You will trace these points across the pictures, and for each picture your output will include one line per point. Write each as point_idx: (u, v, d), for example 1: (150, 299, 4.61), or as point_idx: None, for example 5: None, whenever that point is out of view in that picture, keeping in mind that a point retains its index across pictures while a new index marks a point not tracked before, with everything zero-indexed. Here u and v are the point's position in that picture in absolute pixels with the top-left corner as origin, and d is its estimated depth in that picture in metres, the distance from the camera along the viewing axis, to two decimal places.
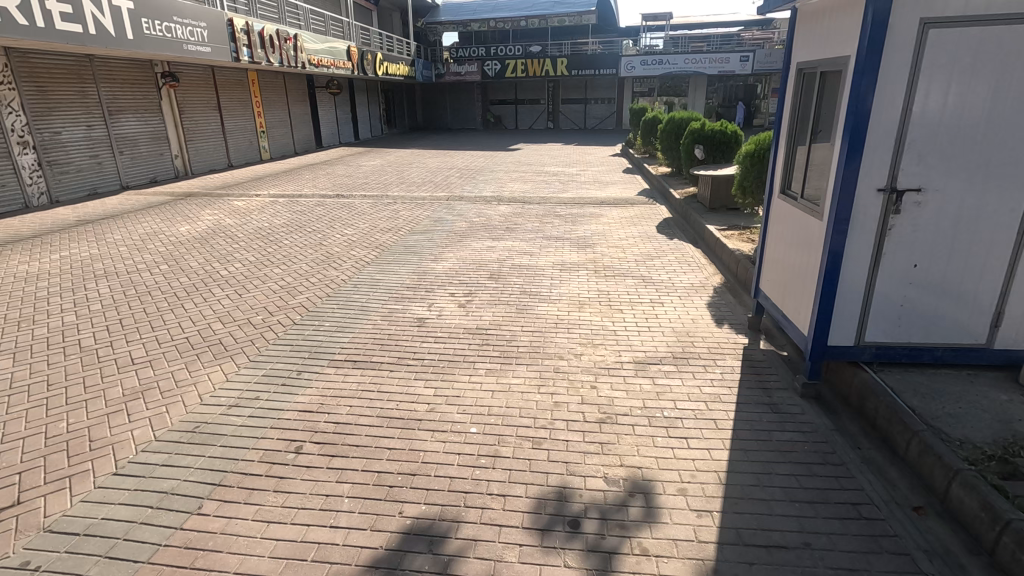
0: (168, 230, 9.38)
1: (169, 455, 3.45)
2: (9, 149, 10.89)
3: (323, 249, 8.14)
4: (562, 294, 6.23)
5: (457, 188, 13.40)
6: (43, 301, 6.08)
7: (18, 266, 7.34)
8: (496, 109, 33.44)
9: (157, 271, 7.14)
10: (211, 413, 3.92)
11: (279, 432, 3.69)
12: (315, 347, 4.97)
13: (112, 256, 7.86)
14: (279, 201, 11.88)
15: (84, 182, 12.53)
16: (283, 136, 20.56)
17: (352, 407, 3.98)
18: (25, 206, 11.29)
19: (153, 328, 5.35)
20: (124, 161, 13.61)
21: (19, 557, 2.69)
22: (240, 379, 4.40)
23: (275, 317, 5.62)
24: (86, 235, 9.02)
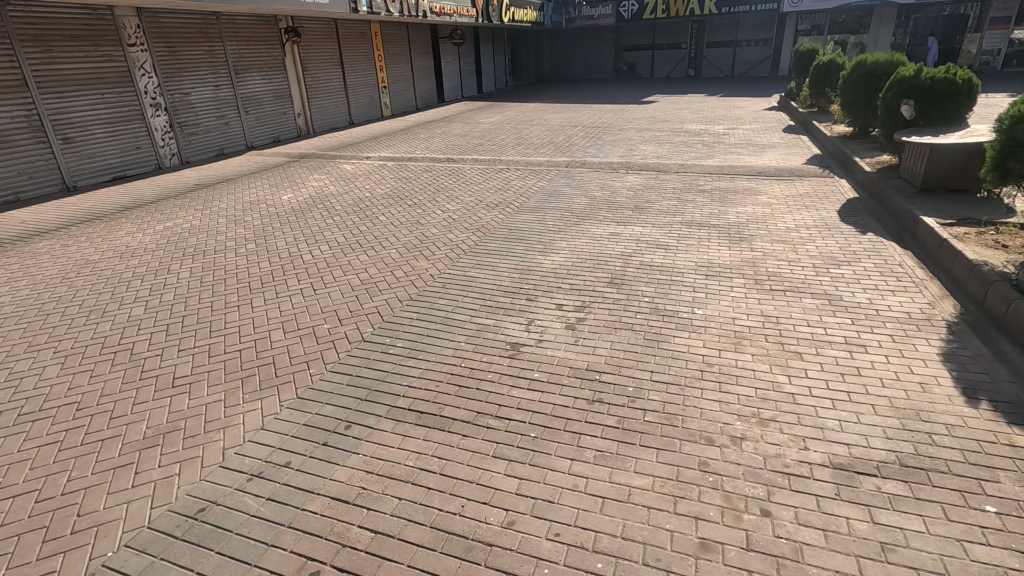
0: (272, 198, 8.95)
1: (151, 561, 2.59)
2: (143, 111, 11.20)
3: (418, 230, 7.09)
4: (708, 318, 4.54)
5: (580, 150, 11.69)
6: (125, 285, 5.72)
7: (123, 238, 7.21)
8: (630, 57, 30.37)
9: (242, 251, 6.55)
10: (225, 487, 3.01)
11: (295, 538, 2.68)
12: (378, 381, 3.89)
13: (209, 229, 7.50)
14: (387, 166, 11.11)
15: (212, 143, 12.77)
16: (405, 91, 19.94)
17: (400, 505, 2.84)
18: (159, 166, 11.69)
19: (210, 333, 4.64)
20: (250, 120, 13.70)
21: None
22: (275, 428, 3.45)
23: (341, 329, 4.62)
24: (196, 202, 8.86)
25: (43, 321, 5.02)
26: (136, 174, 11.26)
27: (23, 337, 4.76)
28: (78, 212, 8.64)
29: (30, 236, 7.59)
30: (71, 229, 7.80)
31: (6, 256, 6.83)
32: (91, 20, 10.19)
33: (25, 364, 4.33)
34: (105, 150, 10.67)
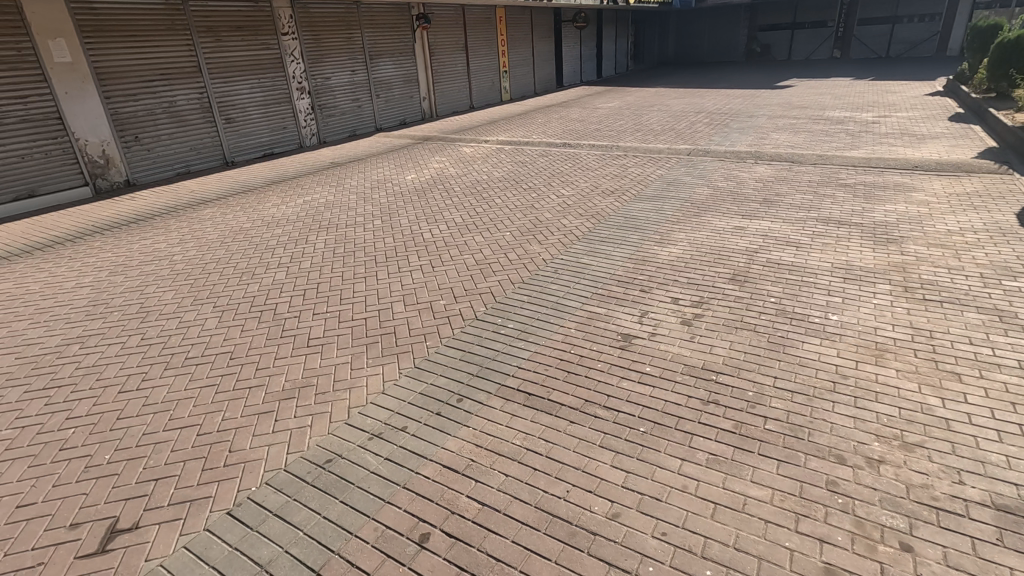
0: (397, 178, 9.49)
1: (286, 501, 2.89)
2: (290, 94, 12.34)
3: (532, 214, 7.15)
4: (845, 326, 4.13)
5: (703, 138, 11.08)
6: (271, 252, 6.38)
7: (270, 210, 8.05)
8: (766, 37, 28.13)
9: (369, 227, 7.02)
10: (349, 443, 3.27)
11: (409, 499, 2.86)
12: (489, 359, 4.01)
13: (342, 204, 8.13)
14: (504, 150, 11.30)
15: (346, 125, 13.78)
16: (524, 75, 20.08)
17: (506, 481, 2.92)
18: (300, 145, 12.83)
19: (339, 301, 5.04)
20: (380, 104, 14.57)
21: None
22: (393, 394, 3.68)
23: (455, 307, 4.80)
24: (331, 179, 9.62)
25: (206, 280, 5.75)
26: (282, 152, 12.45)
27: (190, 292, 5.49)
28: (235, 185, 9.75)
29: (198, 204, 8.70)
30: (229, 200, 8.82)
31: (179, 221, 7.89)
32: (253, 12, 11.38)
33: (191, 315, 4.99)
34: (258, 129, 11.90)
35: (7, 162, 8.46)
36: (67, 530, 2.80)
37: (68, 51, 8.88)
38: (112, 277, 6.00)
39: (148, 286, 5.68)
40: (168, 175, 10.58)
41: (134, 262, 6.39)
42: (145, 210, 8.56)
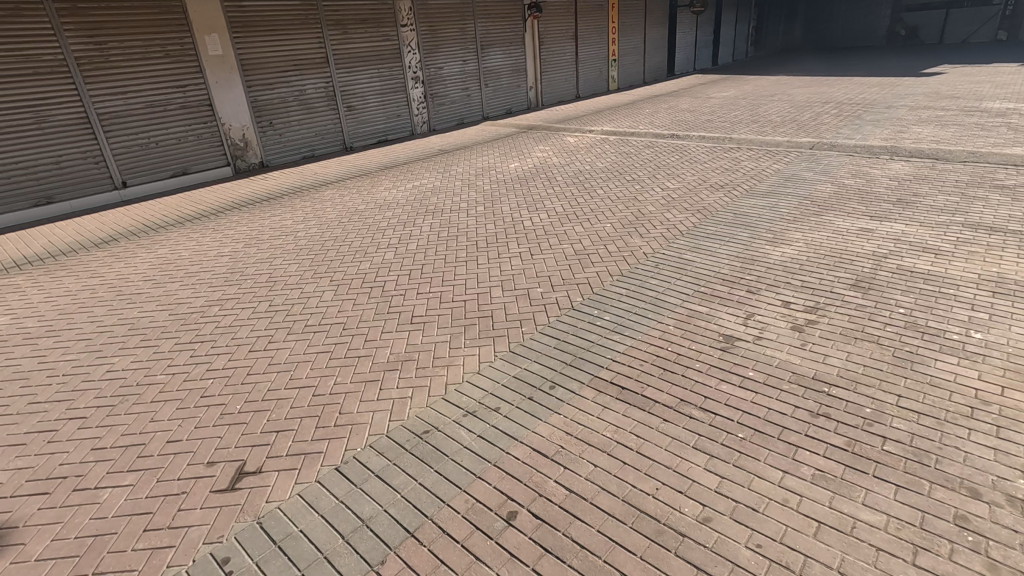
0: (501, 166, 9.68)
1: (387, 464, 3.12)
2: (405, 84, 12.96)
3: (634, 206, 6.99)
4: (989, 346, 3.65)
5: (830, 131, 10.18)
6: (382, 233, 6.80)
7: (383, 193, 8.55)
8: (913, 19, 25.29)
9: (472, 213, 7.24)
10: (446, 417, 3.44)
11: (498, 477, 2.96)
12: (583, 349, 4.01)
13: (448, 190, 8.44)
14: (609, 140, 11.11)
15: (455, 113, 14.24)
16: (634, 64, 19.56)
17: (594, 471, 2.93)
18: (412, 133, 13.45)
19: (442, 282, 5.27)
20: (488, 93, 14.88)
21: (226, 548, 2.68)
22: (489, 375, 3.81)
23: (552, 295, 4.84)
24: (439, 166, 10.01)
25: (324, 256, 6.25)
26: (395, 139, 13.13)
27: (310, 266, 6.00)
28: (352, 169, 10.44)
29: (320, 186, 9.45)
30: (346, 183, 9.48)
31: (304, 200, 8.62)
32: (377, 5, 12.08)
33: (310, 287, 5.47)
34: (375, 117, 12.64)
35: (168, 144, 9.69)
36: (205, 466, 3.21)
37: (220, 44, 9.96)
38: (247, 249, 6.70)
39: (276, 258, 6.29)
40: (296, 158, 11.55)
41: (265, 236, 7.08)
42: (275, 189, 9.43)
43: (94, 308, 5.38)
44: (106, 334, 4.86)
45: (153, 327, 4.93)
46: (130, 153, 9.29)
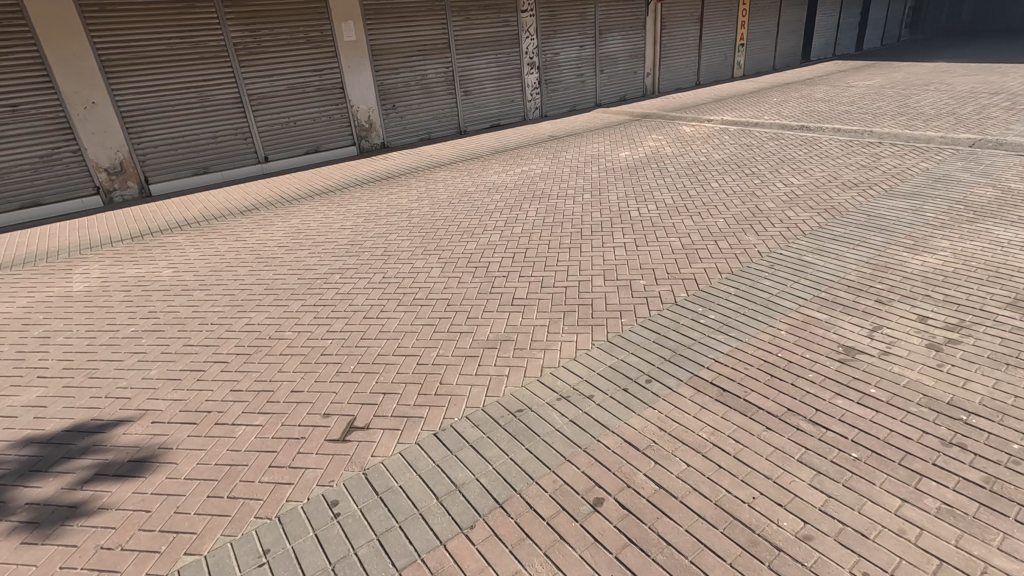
0: (611, 154, 9.53)
1: (481, 436, 3.26)
2: (521, 69, 13.10)
3: (752, 202, 6.59)
4: None
5: (997, 126, 8.88)
6: (488, 215, 7.00)
7: (492, 177, 8.77)
8: None
9: (579, 200, 7.22)
10: (540, 399, 3.52)
11: (587, 463, 2.99)
12: (683, 346, 3.90)
13: (555, 176, 8.48)
14: (729, 130, 10.51)
15: (568, 99, 14.19)
16: (764, 49, 18.24)
17: (687, 470, 2.86)
18: (524, 118, 13.59)
19: (543, 267, 5.34)
20: (604, 79, 14.65)
21: (335, 492, 2.96)
22: (584, 363, 3.83)
23: (655, 288, 4.72)
24: (548, 152, 10.06)
25: (434, 234, 6.56)
26: (507, 123, 13.35)
27: (421, 243, 6.33)
28: (464, 152, 10.80)
29: (434, 167, 9.88)
30: (458, 165, 9.84)
31: (418, 181, 9.07)
32: None
33: (420, 263, 5.78)
34: (489, 102, 12.93)
35: (304, 123, 10.61)
36: (322, 417, 3.55)
37: (354, 31, 10.68)
38: (366, 223, 7.21)
39: (391, 234, 6.71)
40: (413, 140, 12.14)
41: (382, 213, 7.57)
42: (394, 169, 10.01)
43: (237, 268, 6.09)
44: (246, 292, 5.49)
45: (284, 289, 5.49)
46: (272, 131, 10.29)
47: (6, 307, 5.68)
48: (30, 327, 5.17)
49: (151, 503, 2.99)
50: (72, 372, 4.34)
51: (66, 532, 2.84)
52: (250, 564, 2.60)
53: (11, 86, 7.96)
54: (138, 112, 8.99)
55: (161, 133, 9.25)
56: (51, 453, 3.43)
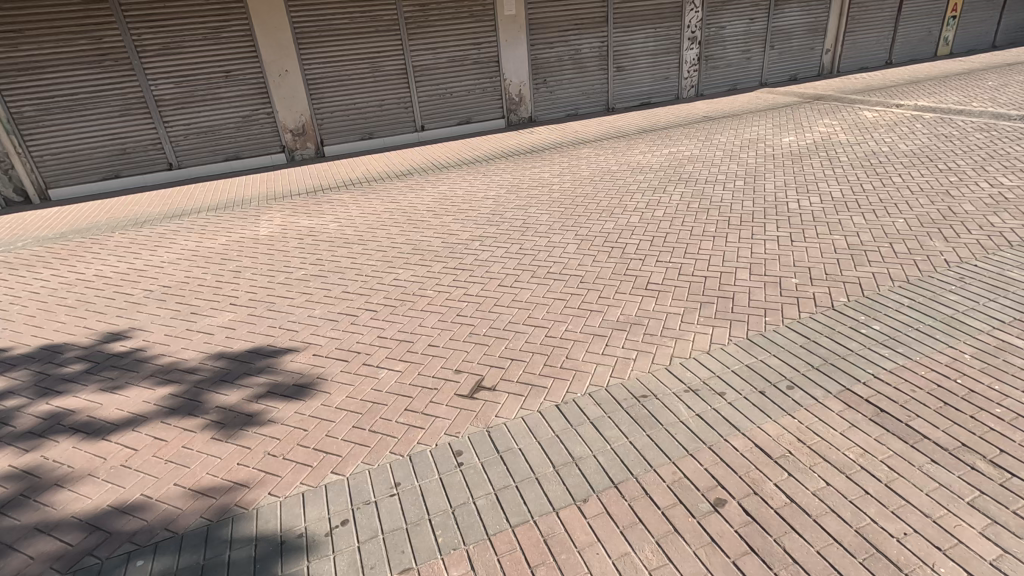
0: (772, 138, 8.76)
1: (602, 415, 3.26)
2: (681, 44, 12.43)
3: (943, 202, 5.69)
4: None
5: None
6: (630, 196, 6.84)
7: (637, 156, 8.53)
8: None
9: (730, 187, 6.76)
10: (666, 388, 3.42)
11: (711, 461, 2.86)
12: (837, 356, 3.52)
13: (706, 159, 8.01)
14: (923, 118, 9.08)
15: (729, 77, 13.23)
16: (981, 23, 15.43)
17: (826, 489, 2.62)
18: (678, 97, 12.95)
19: (684, 254, 5.11)
20: (773, 56, 13.46)
21: (460, 443, 3.17)
22: (719, 358, 3.63)
23: (809, 289, 4.30)
24: (700, 133, 9.52)
25: (573, 211, 6.57)
26: (659, 102, 12.81)
27: (559, 219, 6.38)
28: (611, 130, 10.60)
29: (578, 144, 9.84)
30: (603, 143, 9.69)
31: (562, 156, 9.11)
32: None
33: (556, 238, 5.84)
34: (643, 78, 12.49)
35: (459, 95, 11.10)
36: (453, 373, 3.79)
37: (515, 4, 10.84)
38: (508, 195, 7.42)
39: (530, 207, 6.85)
40: (561, 116, 12.14)
41: (524, 185, 7.74)
42: (538, 143, 10.13)
43: (390, 228, 6.64)
44: (396, 250, 5.98)
45: (429, 250, 5.89)
46: (430, 101, 10.91)
47: (212, 242, 6.80)
48: (227, 262, 6.13)
49: (307, 423, 3.44)
50: (254, 304, 5.09)
51: (243, 435, 3.38)
52: (384, 493, 2.89)
53: (227, 55, 9.35)
54: (321, 80, 10.04)
55: (337, 100, 10.26)
56: (236, 368, 4.08)
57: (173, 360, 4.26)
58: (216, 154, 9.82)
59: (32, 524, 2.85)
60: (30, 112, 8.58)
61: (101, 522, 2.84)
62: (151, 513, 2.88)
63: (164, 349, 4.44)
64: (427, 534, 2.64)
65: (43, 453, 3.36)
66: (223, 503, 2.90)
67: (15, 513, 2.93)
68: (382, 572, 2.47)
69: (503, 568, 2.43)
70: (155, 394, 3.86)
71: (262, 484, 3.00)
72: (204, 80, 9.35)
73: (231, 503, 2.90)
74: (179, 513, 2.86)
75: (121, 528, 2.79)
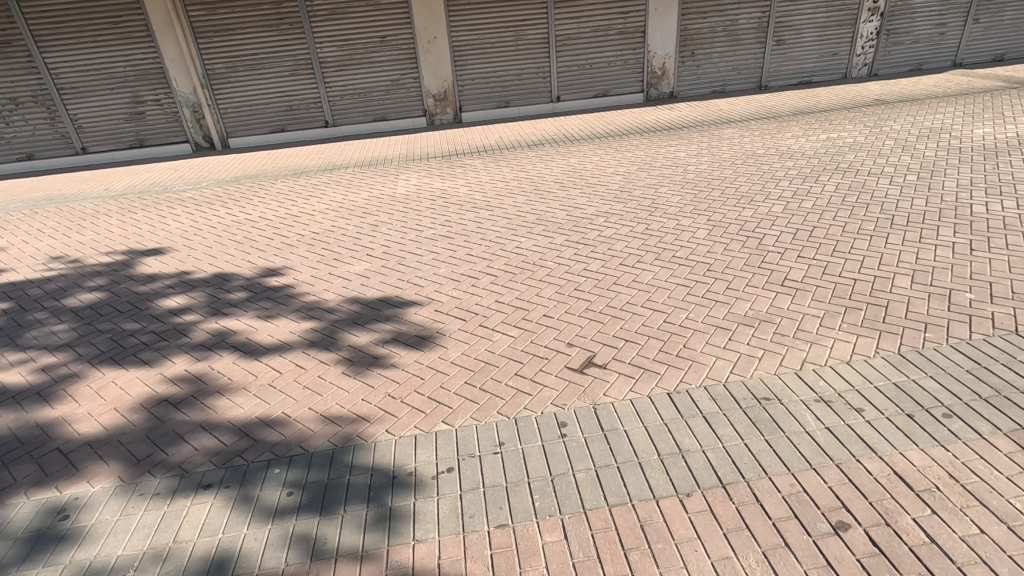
0: (960, 128, 7.53)
1: (718, 411, 3.10)
2: (857, 16, 11.01)
3: None
4: None
5: None
6: (774, 183, 6.29)
7: (788, 140, 7.79)
8: None
9: (898, 181, 5.94)
10: (793, 394, 3.16)
11: (837, 480, 2.61)
12: (1013, 389, 3.01)
13: (872, 147, 7.11)
14: None
15: (914, 56, 11.52)
16: None
17: (979, 537, 2.28)
18: (845, 76, 11.56)
19: (831, 252, 4.62)
20: (974, 31, 11.48)
21: (564, 414, 3.19)
22: (860, 370, 3.26)
23: (988, 308, 3.69)
24: (867, 118, 8.44)
25: (708, 194, 6.19)
26: (821, 81, 11.52)
27: (692, 201, 6.05)
28: (761, 109, 9.76)
29: (721, 123, 9.20)
30: (750, 123, 8.96)
31: (702, 135, 8.57)
32: None
33: (687, 221, 5.55)
34: (806, 54, 11.28)
35: (599, 66, 10.83)
36: (565, 345, 3.81)
37: None
38: (639, 172, 7.17)
39: (662, 187, 6.56)
40: (706, 92, 11.39)
41: (657, 164, 7.42)
42: (677, 120, 9.62)
43: (518, 196, 6.74)
44: (520, 219, 6.06)
45: (553, 222, 5.90)
46: (569, 72, 10.77)
47: (356, 196, 7.38)
48: (366, 216, 6.63)
49: (424, 373, 3.66)
50: (387, 257, 5.46)
51: (369, 375, 3.69)
52: (487, 449, 3.01)
53: (384, 21, 9.92)
54: (466, 48, 10.31)
55: (478, 68, 10.49)
56: (367, 313, 4.43)
57: (315, 299, 4.73)
58: (365, 115, 10.57)
59: (199, 422, 3.36)
60: (221, 69, 9.80)
61: (249, 430, 3.28)
62: (289, 430, 3.26)
63: (309, 289, 4.95)
64: (525, 496, 2.71)
65: (210, 363, 3.93)
66: (347, 432, 3.20)
67: (186, 410, 3.47)
68: (479, 523, 2.59)
69: (596, 544, 2.44)
70: (299, 327, 4.33)
71: (381, 422, 3.26)
72: (362, 45, 10.04)
73: (354, 433, 3.19)
74: (311, 435, 3.21)
75: (264, 438, 3.20)
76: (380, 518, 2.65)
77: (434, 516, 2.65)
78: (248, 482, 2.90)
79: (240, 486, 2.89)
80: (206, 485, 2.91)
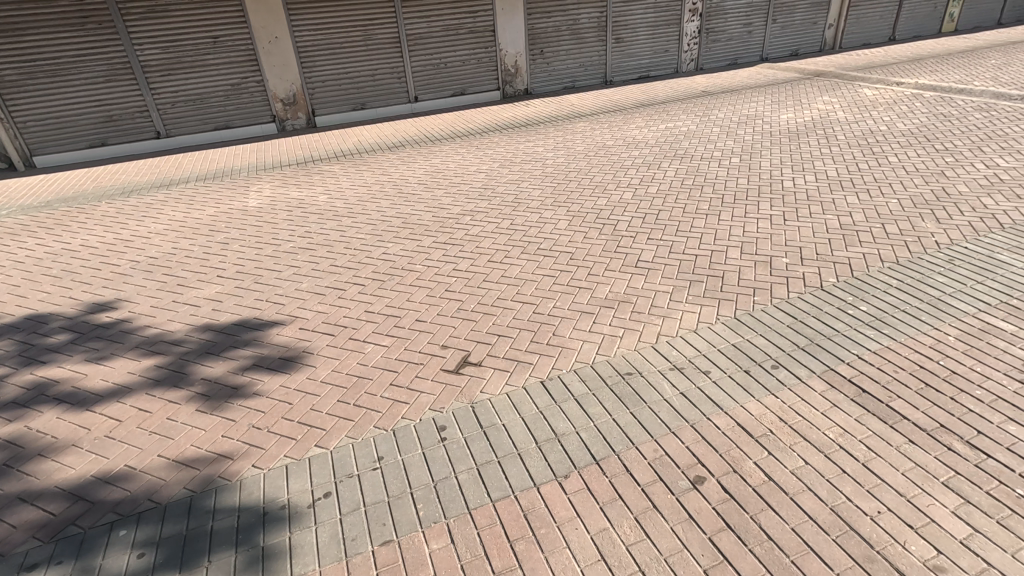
0: (770, 114, 8.66)
1: (587, 392, 3.27)
2: (681, 17, 12.19)
3: (938, 183, 5.62)
4: None
5: None
6: (623, 171, 6.77)
7: (633, 131, 8.43)
8: None
9: (725, 164, 6.69)
10: (651, 366, 3.43)
11: (693, 438, 2.89)
12: (822, 336, 3.53)
13: (702, 134, 7.93)
14: (922, 97, 8.99)
15: (730, 52, 13.03)
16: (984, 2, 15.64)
17: (805, 468, 2.65)
18: (677, 71, 12.74)
19: (675, 232, 5.08)
20: (774, 29, 13.25)
21: (443, 418, 3.18)
22: (704, 336, 3.63)
23: (799, 269, 4.29)
24: (697, 108, 9.39)
25: (566, 186, 6.50)
26: (657, 75, 12.60)
27: (551, 194, 6.31)
28: (608, 103, 10.45)
29: (573, 117, 9.70)
30: (599, 116, 9.56)
31: (557, 129, 8.97)
32: None
33: (548, 213, 5.78)
34: (641, 51, 12.26)
35: (454, 65, 10.88)
36: (440, 347, 3.79)
37: None
38: (501, 168, 7.33)
39: (523, 181, 6.77)
40: (558, 89, 11.93)
41: (517, 159, 7.64)
42: (533, 116, 9.98)
43: (382, 200, 6.57)
44: (386, 223, 5.91)
45: (419, 224, 5.83)
46: (425, 71, 10.69)
47: (200, 212, 6.72)
48: (214, 233, 6.05)
49: (292, 397, 3.43)
50: (242, 277, 5.04)
51: (228, 408, 3.38)
52: (366, 466, 2.90)
53: (215, 19, 9.10)
54: (312, 49, 9.80)
55: (328, 69, 10.04)
56: (222, 340, 4.06)
57: (159, 332, 4.23)
58: (205, 123, 9.63)
59: (15, 494, 2.86)
60: (12, 75, 8.35)
61: (84, 492, 2.85)
62: (134, 483, 2.89)
63: (150, 320, 4.42)
64: (409, 507, 2.66)
65: (27, 422, 3.35)
66: (206, 475, 2.91)
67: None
68: (362, 544, 2.50)
69: (482, 541, 2.46)
70: (140, 366, 3.85)
71: (246, 456, 3.01)
72: (191, 46, 9.11)
73: (214, 474, 2.91)
74: (163, 485, 2.87)
75: (103, 499, 2.80)
76: (251, 560, 2.45)
77: (313, 546, 2.50)
78: (86, 552, 2.53)
79: (76, 559, 2.50)
80: (30, 566, 2.48)
